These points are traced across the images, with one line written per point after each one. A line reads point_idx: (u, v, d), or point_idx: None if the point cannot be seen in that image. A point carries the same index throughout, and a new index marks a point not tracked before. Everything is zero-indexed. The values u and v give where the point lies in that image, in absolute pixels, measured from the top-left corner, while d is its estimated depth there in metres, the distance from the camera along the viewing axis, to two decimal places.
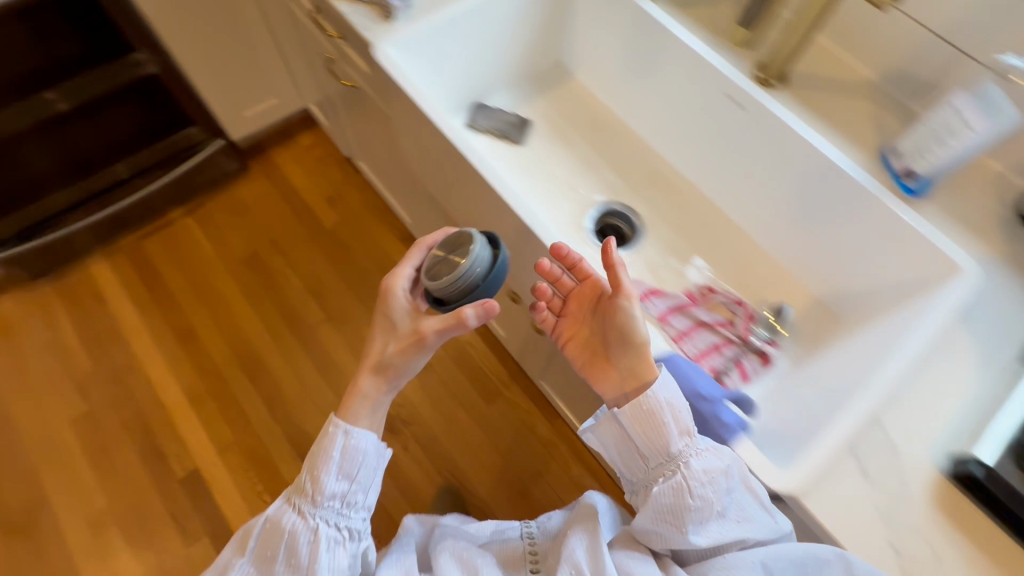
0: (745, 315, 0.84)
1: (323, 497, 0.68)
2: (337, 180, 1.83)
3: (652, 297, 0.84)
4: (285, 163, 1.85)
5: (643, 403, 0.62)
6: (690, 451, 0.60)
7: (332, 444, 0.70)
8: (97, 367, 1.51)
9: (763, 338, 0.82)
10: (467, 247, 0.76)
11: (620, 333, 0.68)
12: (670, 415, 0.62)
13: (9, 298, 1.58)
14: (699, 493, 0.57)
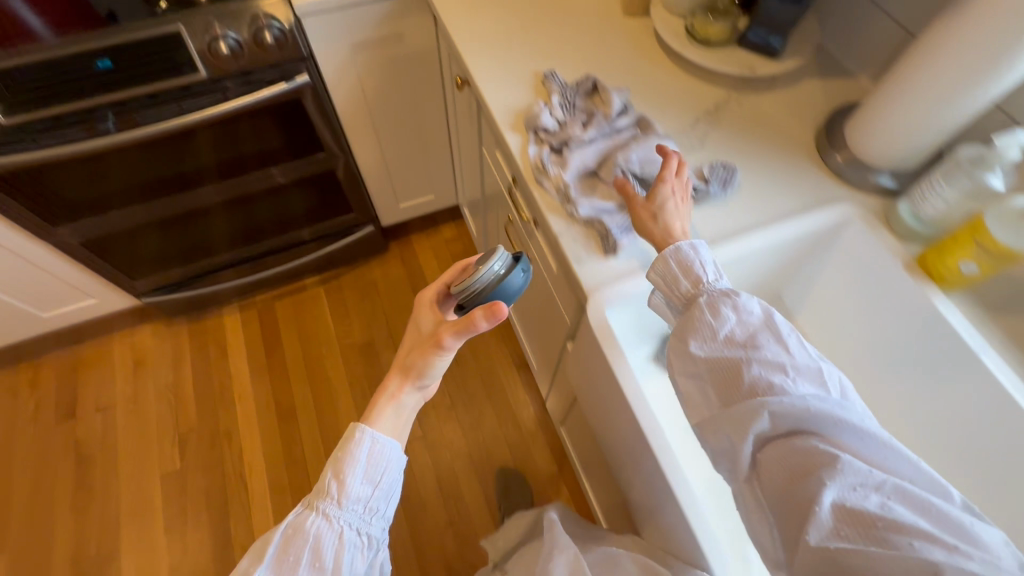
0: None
1: (349, 503, 0.60)
2: None
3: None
4: (422, 251, 1.82)
5: (760, 378, 0.53)
6: (817, 390, 0.52)
7: (355, 453, 0.62)
8: (200, 424, 1.53)
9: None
10: (487, 262, 0.70)
11: (716, 339, 0.58)
12: (805, 374, 0.53)
13: (150, 331, 1.66)
14: (768, 343, 0.54)
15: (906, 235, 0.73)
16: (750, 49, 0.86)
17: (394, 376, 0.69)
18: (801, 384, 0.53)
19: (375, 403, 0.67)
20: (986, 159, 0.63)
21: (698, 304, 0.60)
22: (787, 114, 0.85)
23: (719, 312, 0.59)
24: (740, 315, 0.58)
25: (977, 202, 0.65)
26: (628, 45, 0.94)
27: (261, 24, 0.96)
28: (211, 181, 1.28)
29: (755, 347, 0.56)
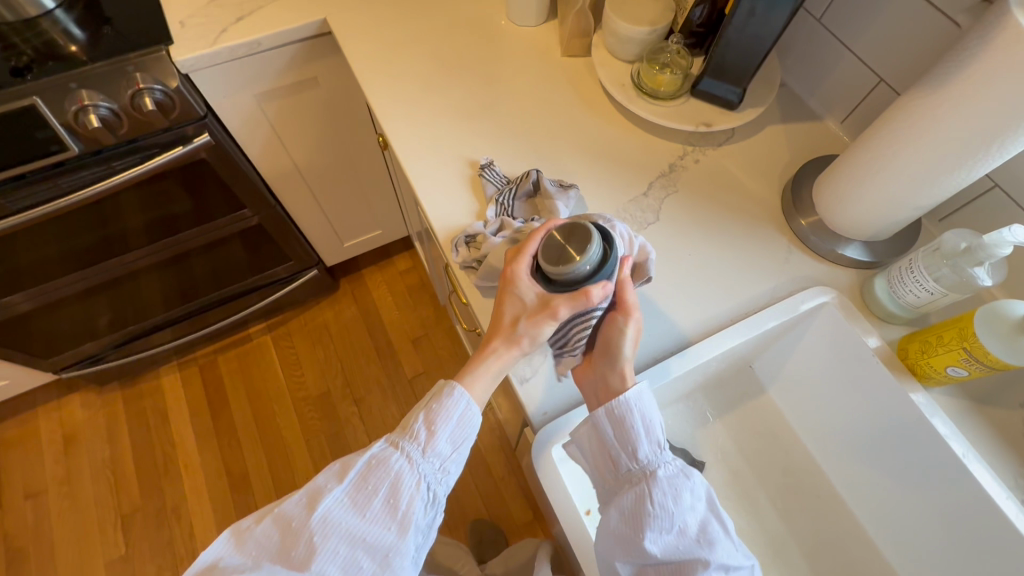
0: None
1: (430, 454, 0.55)
2: (427, 318, 1.65)
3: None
4: (375, 286, 1.69)
5: (652, 510, 0.51)
6: (709, 521, 0.52)
7: (449, 406, 0.56)
8: (145, 500, 1.41)
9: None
10: (585, 245, 0.51)
11: (613, 450, 0.55)
12: (697, 502, 0.53)
13: (81, 402, 1.52)
14: (672, 500, 0.52)
15: (886, 317, 0.66)
16: (705, 97, 0.76)
17: (496, 338, 0.57)
18: (694, 524, 0.52)
19: (471, 361, 0.58)
20: (972, 248, 0.55)
21: (607, 413, 0.55)
22: (748, 171, 0.76)
23: (629, 431, 0.54)
24: (647, 425, 0.55)
25: (964, 294, 0.57)
26: (569, 92, 0.82)
27: (139, 89, 0.82)
28: (119, 254, 1.13)
29: (650, 470, 0.54)
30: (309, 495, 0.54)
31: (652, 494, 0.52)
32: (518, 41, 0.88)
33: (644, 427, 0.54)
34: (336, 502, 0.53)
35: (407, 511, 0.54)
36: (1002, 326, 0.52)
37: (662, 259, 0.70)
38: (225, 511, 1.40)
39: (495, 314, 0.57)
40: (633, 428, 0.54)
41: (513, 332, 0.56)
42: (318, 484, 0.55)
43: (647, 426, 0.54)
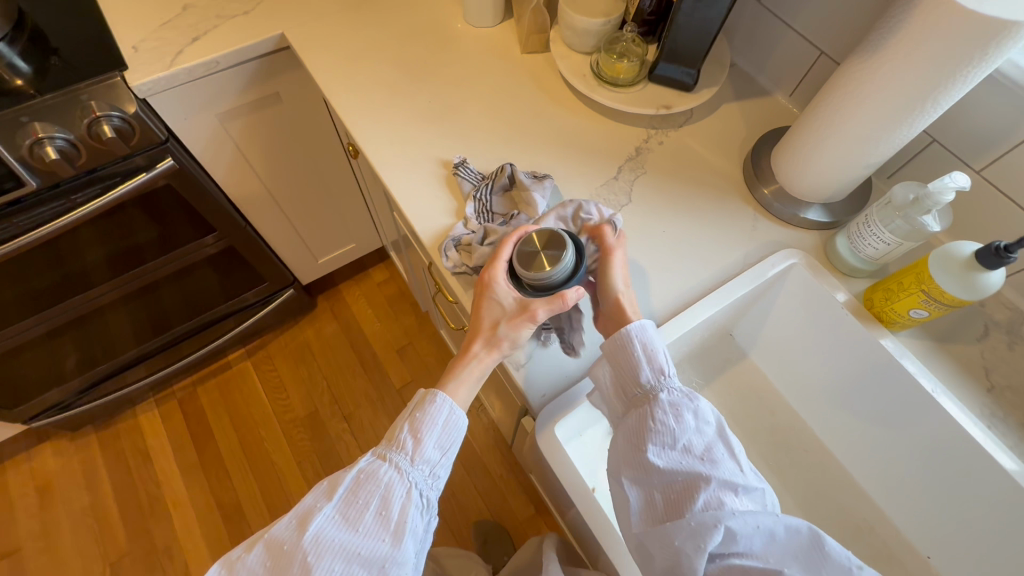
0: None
1: (418, 460, 0.57)
2: (410, 327, 1.65)
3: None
4: (354, 301, 1.67)
5: (655, 427, 0.54)
6: (712, 443, 0.53)
7: (435, 410, 0.59)
8: (132, 545, 1.35)
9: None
10: (557, 251, 0.57)
11: (621, 379, 0.58)
12: (699, 422, 0.54)
13: (52, 451, 1.45)
14: (674, 417, 0.54)
15: (849, 273, 0.70)
16: (661, 82, 0.79)
17: (478, 342, 0.60)
18: (695, 443, 0.53)
19: (459, 364, 0.61)
20: (923, 199, 0.59)
21: (613, 337, 0.58)
22: (710, 148, 0.80)
23: (632, 360, 0.57)
24: (650, 354, 0.57)
25: (916, 241, 0.62)
26: (531, 87, 0.85)
27: (95, 117, 0.80)
28: (84, 290, 1.09)
29: (655, 392, 0.56)
30: (299, 516, 0.54)
31: (657, 411, 0.54)
32: (477, 42, 0.90)
33: (650, 353, 0.58)
34: (329, 519, 0.53)
35: (403, 518, 0.54)
36: (958, 268, 0.56)
37: (638, 237, 0.72)
38: (220, 544, 1.36)
39: (474, 323, 0.61)
40: (635, 353, 0.57)
41: (498, 335, 0.60)
42: (308, 505, 0.55)
43: (656, 352, 0.58)
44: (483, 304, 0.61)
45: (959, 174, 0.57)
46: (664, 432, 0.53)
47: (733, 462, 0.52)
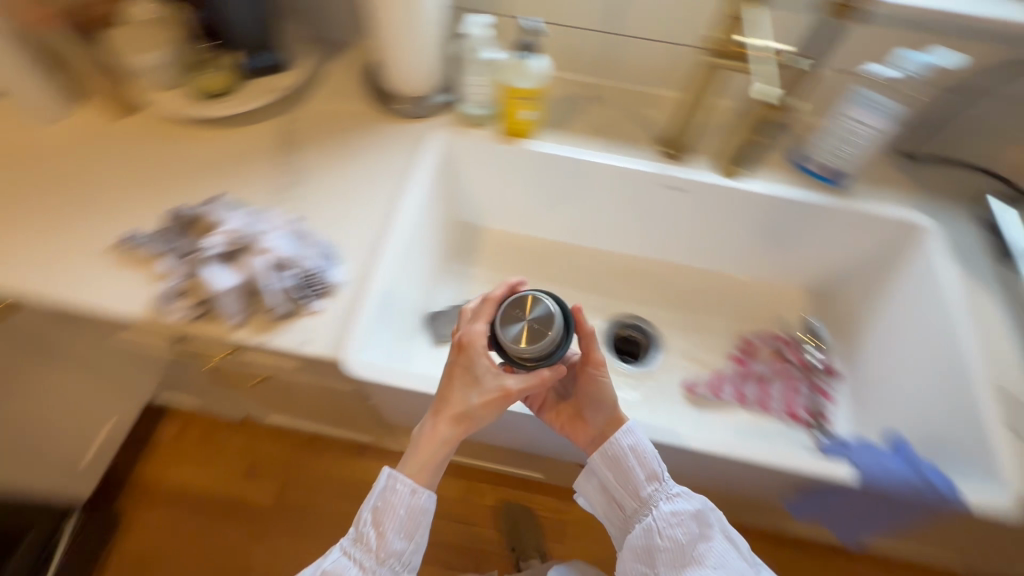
0: (784, 344, 0.93)
1: (386, 553, 0.63)
2: (232, 442, 1.46)
3: (709, 387, 0.89)
4: (154, 474, 1.41)
5: (660, 543, 0.67)
6: (722, 543, 0.65)
7: (393, 507, 0.63)
8: None
9: (819, 354, 0.92)
10: (534, 312, 0.64)
11: (616, 486, 0.72)
12: (704, 538, 0.65)
13: None
14: (665, 531, 0.67)
15: (479, 122, 0.90)
16: (255, 75, 0.88)
17: (435, 416, 0.64)
18: (700, 554, 0.64)
19: (430, 449, 0.63)
20: (472, 43, 0.81)
21: (609, 450, 0.71)
22: (330, 100, 0.93)
23: (638, 463, 0.70)
24: (643, 459, 0.70)
25: (490, 75, 0.85)
26: (139, 145, 0.86)
27: None
28: None
29: (655, 500, 0.69)
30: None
31: (658, 520, 0.67)
32: (59, 139, 0.86)
33: (647, 457, 0.70)
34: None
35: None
36: (513, 71, 0.80)
37: (320, 195, 0.81)
38: None
39: (444, 390, 0.65)
40: (641, 477, 0.70)
41: (464, 416, 0.62)
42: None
43: (644, 441, 0.71)
44: (460, 374, 0.64)
45: (479, 18, 0.80)
46: (672, 548, 0.65)
47: (731, 551, 0.64)
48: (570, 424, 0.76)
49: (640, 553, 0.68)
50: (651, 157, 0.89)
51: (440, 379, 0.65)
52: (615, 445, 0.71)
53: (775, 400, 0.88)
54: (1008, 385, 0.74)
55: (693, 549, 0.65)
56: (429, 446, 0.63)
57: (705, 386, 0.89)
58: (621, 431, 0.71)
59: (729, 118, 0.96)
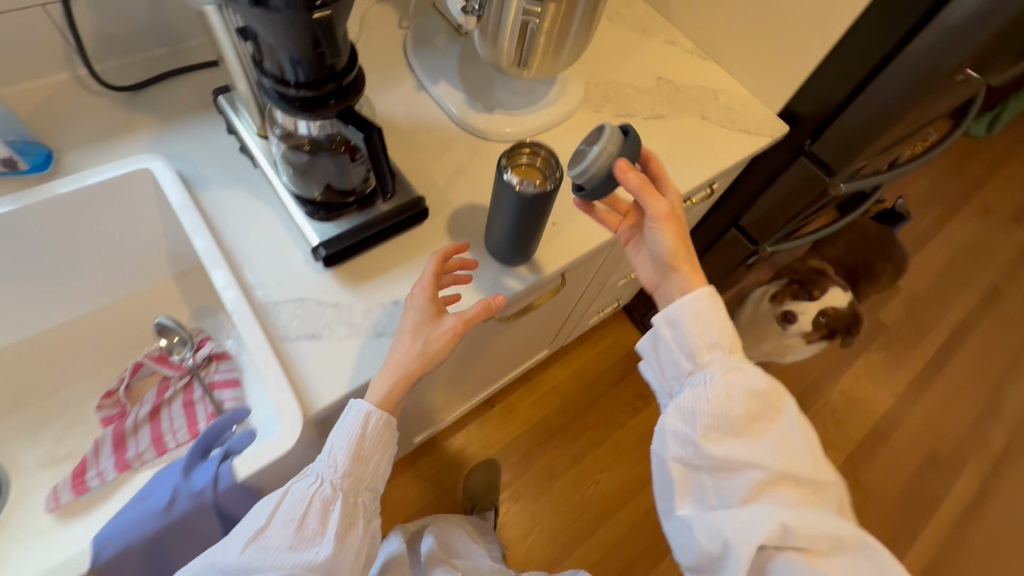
0: (155, 362, 0.70)
1: (297, 543, 0.48)
2: None
3: (85, 473, 0.63)
4: None
5: (700, 398, 0.53)
6: (753, 372, 0.54)
7: (365, 427, 0.53)
8: None
9: (190, 353, 0.71)
10: (590, 141, 0.57)
11: (673, 354, 0.56)
12: (770, 416, 0.52)
13: None
14: (716, 398, 0.52)
15: None
16: None
17: (403, 353, 0.55)
18: (761, 427, 0.52)
19: (397, 385, 0.54)
20: None
21: (691, 301, 0.56)
22: None
23: (697, 323, 0.55)
24: (730, 365, 0.54)
25: None
26: None
27: None
28: None
29: (715, 364, 0.54)
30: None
31: (709, 385, 0.53)
32: None
33: (709, 308, 0.56)
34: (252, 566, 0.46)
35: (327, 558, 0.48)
36: None
37: None
38: None
39: (411, 323, 0.56)
40: (692, 328, 0.55)
41: (425, 360, 0.55)
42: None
43: (706, 307, 0.56)
44: (433, 304, 0.57)
45: None
46: (739, 423, 0.51)
47: (793, 420, 0.52)
48: (660, 275, 0.61)
49: (686, 410, 0.53)
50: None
51: (401, 326, 0.57)
52: (682, 302, 0.56)
53: (173, 432, 0.68)
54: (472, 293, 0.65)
55: (766, 419, 0.52)
56: (403, 374, 0.54)
57: (71, 486, 0.62)
58: (695, 295, 0.56)
59: (93, 98, 0.69)
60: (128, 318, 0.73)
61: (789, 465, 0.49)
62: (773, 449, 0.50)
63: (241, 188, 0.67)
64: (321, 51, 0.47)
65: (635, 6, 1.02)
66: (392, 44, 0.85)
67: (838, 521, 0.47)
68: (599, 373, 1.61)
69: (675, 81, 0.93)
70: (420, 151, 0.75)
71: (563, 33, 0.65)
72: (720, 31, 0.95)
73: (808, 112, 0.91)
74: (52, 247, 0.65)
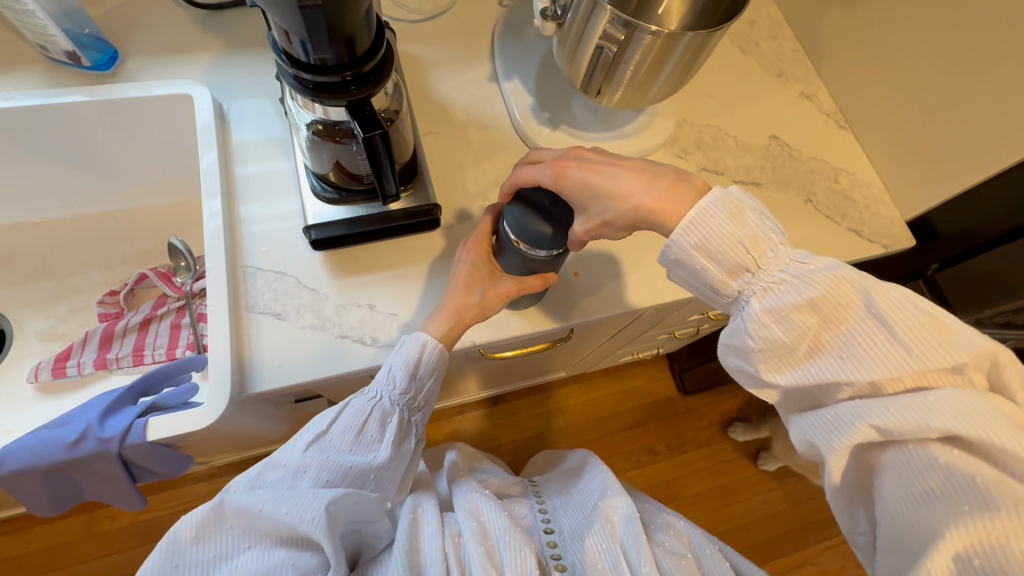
0: (159, 278, 0.73)
1: (361, 440, 0.51)
2: None
3: (67, 360, 0.68)
4: None
5: (748, 343, 0.45)
6: (796, 286, 0.43)
7: (422, 356, 0.53)
8: None
9: (189, 281, 0.71)
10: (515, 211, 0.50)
11: (706, 287, 0.47)
12: (841, 319, 0.42)
13: None
14: (766, 333, 0.44)
15: None
16: None
17: (459, 298, 0.54)
18: (829, 338, 0.43)
19: (455, 324, 0.54)
20: None
21: (693, 216, 0.44)
22: None
23: (708, 262, 0.45)
24: (767, 285, 0.44)
25: None
26: None
27: None
28: None
29: (750, 292, 0.45)
30: (260, 492, 0.45)
31: (744, 326, 0.45)
32: None
33: (719, 213, 0.44)
34: (295, 492, 0.45)
35: (383, 462, 0.51)
36: None
37: None
38: None
39: (467, 276, 0.54)
40: (703, 261, 0.45)
41: (480, 314, 0.54)
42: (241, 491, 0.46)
43: (715, 213, 0.44)
44: (492, 264, 0.55)
45: None
46: (798, 351, 0.43)
47: (875, 305, 0.41)
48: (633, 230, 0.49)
49: (736, 348, 0.47)
50: (27, 90, 0.63)
51: (451, 281, 0.55)
52: (673, 247, 0.45)
53: (153, 348, 0.71)
54: None
55: (839, 324, 0.42)
56: (459, 319, 0.54)
57: (51, 368, 0.67)
58: (700, 213, 0.44)
59: (171, 7, 0.69)
60: (155, 227, 0.77)
61: (878, 373, 0.40)
62: (854, 361, 0.41)
63: (273, 139, 0.65)
64: (334, 35, 0.40)
65: (781, 42, 0.85)
66: (483, 19, 0.76)
67: (941, 392, 0.38)
68: (614, 411, 1.50)
69: (792, 146, 0.78)
70: (466, 148, 0.69)
71: (648, 70, 0.54)
72: (873, 100, 0.77)
73: (949, 233, 0.72)
74: (97, 145, 0.67)
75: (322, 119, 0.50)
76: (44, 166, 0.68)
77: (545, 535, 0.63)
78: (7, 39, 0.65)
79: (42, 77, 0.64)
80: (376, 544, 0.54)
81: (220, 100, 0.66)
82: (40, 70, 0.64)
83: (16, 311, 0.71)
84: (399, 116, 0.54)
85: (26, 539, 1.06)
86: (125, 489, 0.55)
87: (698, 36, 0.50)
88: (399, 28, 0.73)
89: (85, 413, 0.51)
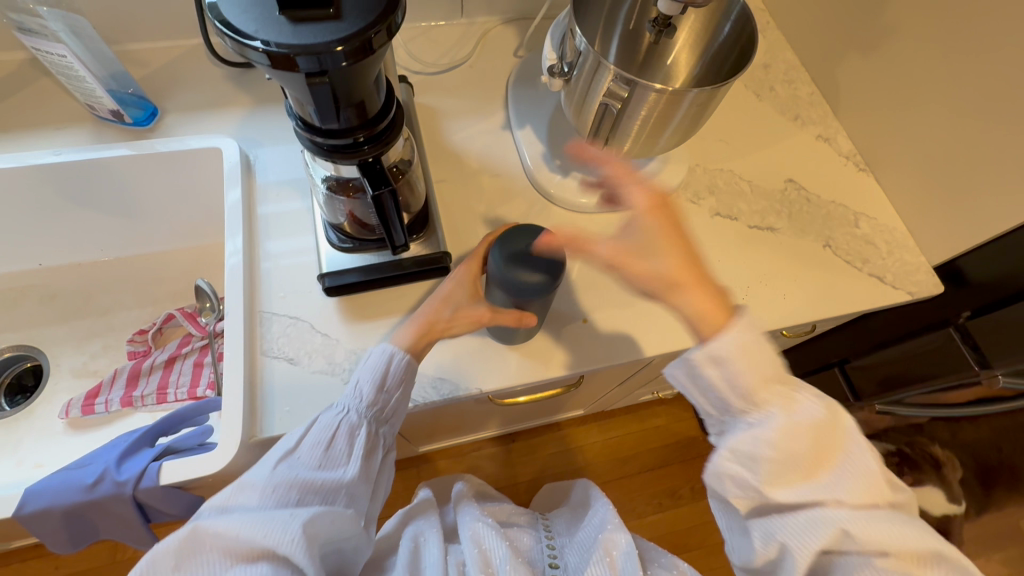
0: (185, 318, 0.77)
1: (332, 450, 0.50)
2: None
3: (96, 397, 0.70)
4: None
5: (765, 451, 0.47)
6: (806, 409, 0.48)
7: (387, 368, 0.52)
8: None
9: (213, 321, 0.74)
10: (506, 252, 0.52)
11: (716, 397, 0.50)
12: (836, 447, 0.47)
13: None
14: (785, 443, 0.46)
15: None
16: None
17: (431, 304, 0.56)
18: (827, 461, 0.47)
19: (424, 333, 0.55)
20: None
21: (737, 337, 0.49)
22: None
23: (739, 373, 0.49)
24: (785, 404, 0.48)
25: None
26: None
27: None
28: None
29: (769, 407, 0.48)
30: (236, 517, 0.43)
31: (768, 434, 0.47)
32: None
33: (749, 336, 0.49)
34: (268, 518, 0.43)
35: (354, 477, 0.50)
36: None
37: None
38: None
39: (448, 287, 0.57)
40: (735, 377, 0.49)
41: (448, 328, 0.56)
42: (213, 514, 0.44)
43: (751, 338, 0.49)
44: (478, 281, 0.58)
45: None
46: (809, 463, 0.47)
47: (860, 444, 0.48)
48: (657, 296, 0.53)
49: (743, 455, 0.48)
50: (76, 146, 0.68)
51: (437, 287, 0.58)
52: (720, 350, 0.49)
53: (176, 387, 0.73)
54: (460, 373, 0.61)
55: (835, 451, 0.47)
56: (428, 329, 0.55)
57: (81, 405, 0.70)
58: (736, 333, 0.49)
59: (209, 67, 0.74)
60: (187, 268, 0.81)
61: (865, 500, 0.45)
62: (848, 486, 0.46)
63: (295, 187, 0.68)
64: (344, 101, 0.42)
65: (796, 86, 0.86)
66: (499, 70, 0.79)
67: (885, 513, 0.45)
68: (635, 451, 1.45)
69: (809, 190, 0.77)
70: (480, 193, 0.71)
71: (653, 123, 0.55)
72: (892, 145, 0.76)
73: (982, 281, 0.69)
74: (134, 194, 0.72)
75: (334, 175, 0.52)
76: (87, 213, 0.73)
77: (550, 568, 0.63)
78: (61, 101, 0.71)
79: (89, 133, 0.69)
80: (354, 559, 0.52)
81: (247, 151, 0.70)
82: (88, 126, 0.70)
83: (53, 347, 0.75)
84: (409, 172, 0.57)
85: (53, 565, 1.09)
86: (140, 530, 0.57)
87: (703, 92, 0.51)
88: (419, 79, 0.77)
89: (110, 455, 0.54)
